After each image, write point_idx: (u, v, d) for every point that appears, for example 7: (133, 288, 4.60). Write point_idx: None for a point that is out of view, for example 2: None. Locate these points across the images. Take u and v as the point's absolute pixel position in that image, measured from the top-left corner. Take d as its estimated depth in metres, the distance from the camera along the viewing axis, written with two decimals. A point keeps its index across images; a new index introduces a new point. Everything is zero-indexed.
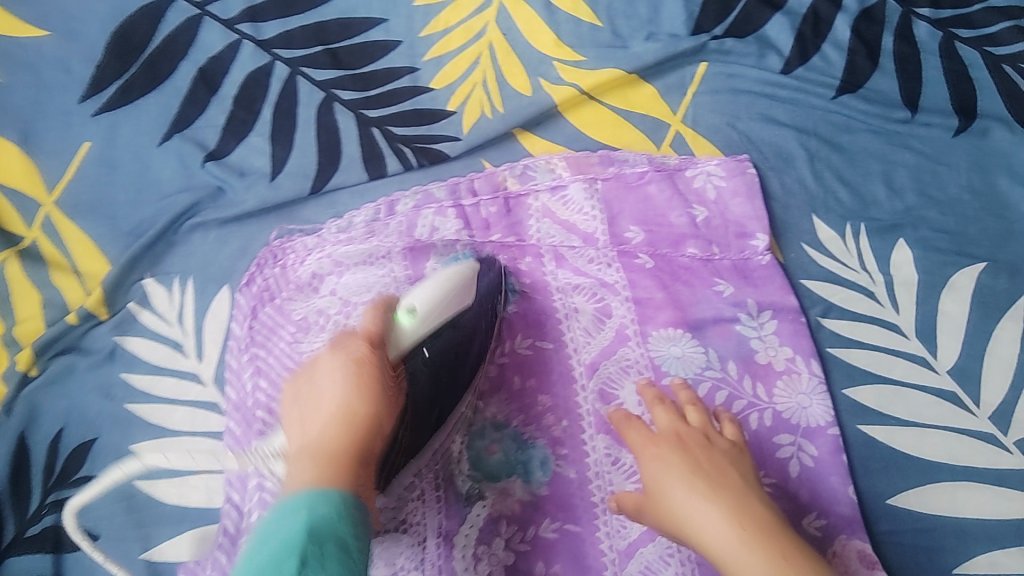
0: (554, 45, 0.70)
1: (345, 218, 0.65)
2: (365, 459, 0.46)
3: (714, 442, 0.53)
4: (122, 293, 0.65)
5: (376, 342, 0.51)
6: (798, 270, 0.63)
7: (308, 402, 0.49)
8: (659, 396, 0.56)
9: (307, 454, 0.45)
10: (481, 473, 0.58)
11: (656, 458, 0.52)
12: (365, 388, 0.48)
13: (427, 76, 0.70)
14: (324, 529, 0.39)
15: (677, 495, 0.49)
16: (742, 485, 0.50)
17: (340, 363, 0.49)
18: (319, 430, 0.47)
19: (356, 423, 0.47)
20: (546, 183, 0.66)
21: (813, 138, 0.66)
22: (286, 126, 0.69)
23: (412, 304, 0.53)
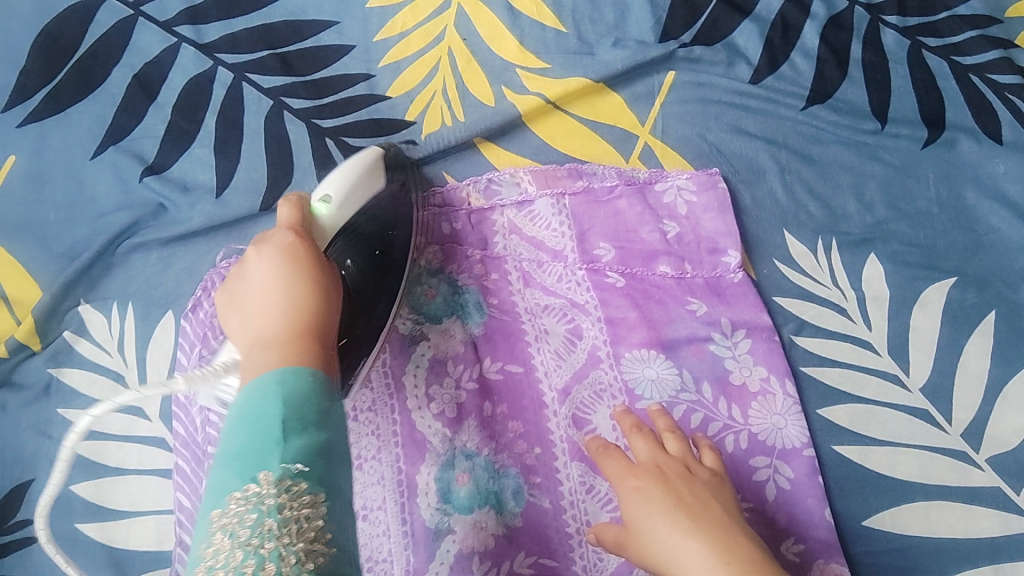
0: (518, 51, 0.67)
1: None
2: (318, 331, 0.47)
3: (695, 471, 0.51)
4: (56, 321, 0.60)
5: (302, 232, 0.52)
6: (771, 287, 0.62)
7: (247, 304, 0.49)
8: (636, 423, 0.54)
9: (262, 344, 0.46)
10: (452, 506, 0.55)
11: (636, 492, 0.50)
12: (299, 271, 0.49)
13: (384, 83, 0.66)
14: (295, 395, 0.42)
15: (659, 533, 0.47)
16: (726, 520, 0.48)
17: (270, 251, 0.50)
18: (263, 318, 0.47)
19: (303, 308, 0.48)
20: (512, 198, 0.63)
21: (783, 150, 0.64)
22: (231, 136, 0.64)
23: (326, 192, 0.54)
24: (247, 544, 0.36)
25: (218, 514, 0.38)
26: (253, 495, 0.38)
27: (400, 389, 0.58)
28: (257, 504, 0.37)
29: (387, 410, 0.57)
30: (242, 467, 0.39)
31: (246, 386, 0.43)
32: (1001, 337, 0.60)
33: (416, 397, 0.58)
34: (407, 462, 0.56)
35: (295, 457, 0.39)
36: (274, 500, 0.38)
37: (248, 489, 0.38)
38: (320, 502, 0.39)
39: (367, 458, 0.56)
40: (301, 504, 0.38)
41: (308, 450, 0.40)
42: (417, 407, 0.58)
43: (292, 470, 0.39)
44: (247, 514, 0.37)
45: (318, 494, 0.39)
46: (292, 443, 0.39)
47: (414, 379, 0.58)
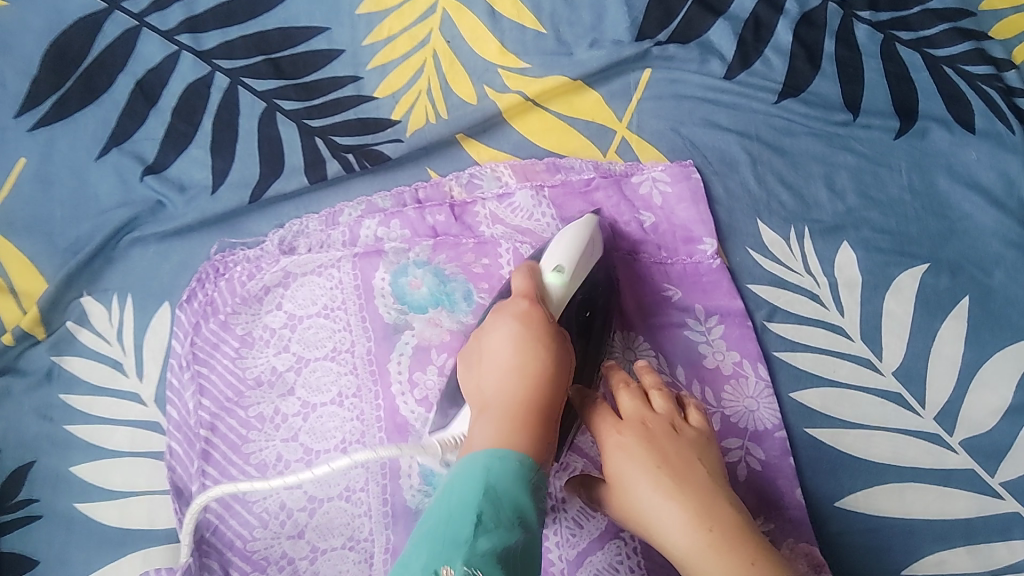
0: (499, 52, 0.70)
1: (288, 229, 0.64)
2: (542, 408, 0.49)
3: (681, 431, 0.52)
4: (59, 312, 0.64)
5: (538, 303, 0.53)
6: (743, 274, 0.63)
7: (484, 365, 0.52)
8: (624, 378, 0.55)
9: (495, 412, 0.49)
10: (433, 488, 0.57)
11: (621, 448, 0.50)
12: (539, 344, 0.51)
13: (371, 84, 0.69)
14: (501, 491, 0.43)
15: (640, 491, 0.49)
16: (709, 480, 0.49)
17: (512, 322, 0.52)
18: (501, 386, 0.50)
19: (531, 384, 0.50)
20: (493, 191, 0.65)
21: (756, 142, 0.66)
22: (226, 137, 0.67)
23: (559, 262, 0.55)
24: None
25: None
26: None
27: (384, 375, 0.60)
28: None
29: (371, 395, 0.60)
30: (431, 552, 0.40)
31: (462, 458, 0.47)
32: (974, 321, 0.61)
33: (400, 381, 0.60)
34: (390, 447, 0.58)
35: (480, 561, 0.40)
36: None
37: None
38: None
39: (352, 441, 0.59)
40: None
41: (493, 552, 0.40)
42: (400, 392, 0.60)
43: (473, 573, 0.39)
44: None
45: None
46: (483, 540, 0.41)
47: (398, 365, 0.60)
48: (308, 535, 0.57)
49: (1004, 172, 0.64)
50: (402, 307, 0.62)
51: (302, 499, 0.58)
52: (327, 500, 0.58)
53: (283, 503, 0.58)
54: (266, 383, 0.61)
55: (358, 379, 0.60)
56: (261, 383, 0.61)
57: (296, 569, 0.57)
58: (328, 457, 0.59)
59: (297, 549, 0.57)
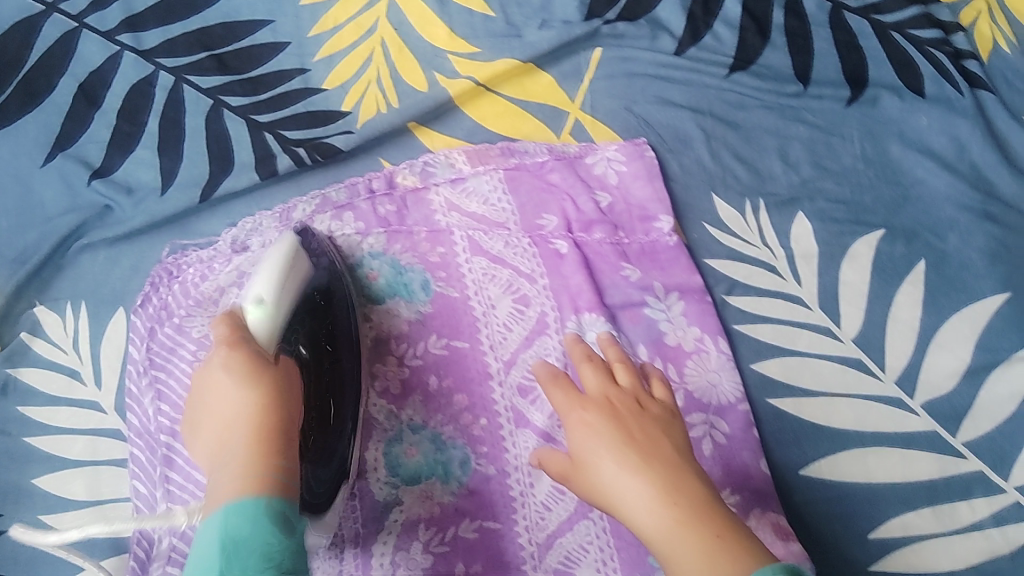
0: (448, 37, 0.69)
1: (241, 228, 0.64)
2: (277, 433, 0.49)
3: (645, 406, 0.51)
4: (10, 324, 0.62)
5: (237, 343, 0.53)
6: (702, 250, 0.63)
7: (211, 414, 0.51)
8: (587, 354, 0.54)
9: (222, 462, 0.47)
10: (399, 479, 0.57)
11: (585, 425, 0.49)
12: (236, 378, 0.51)
13: (319, 76, 0.68)
14: (235, 538, 0.44)
15: (604, 468, 0.47)
16: (676, 456, 0.48)
17: (215, 361, 0.52)
18: (222, 433, 0.49)
19: (247, 418, 0.49)
20: (446, 177, 0.65)
21: (708, 118, 0.66)
22: (172, 136, 0.66)
23: (258, 296, 0.55)
24: None
25: None
26: None
27: None
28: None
29: None
30: None
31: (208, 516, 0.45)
32: (931, 286, 0.62)
33: None
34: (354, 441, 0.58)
35: None
36: None
37: None
38: None
39: None
40: None
41: None
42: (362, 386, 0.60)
43: None
44: None
45: None
46: None
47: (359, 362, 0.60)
48: None
49: (955, 137, 0.65)
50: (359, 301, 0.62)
51: None
52: None
53: None
54: None
55: None
56: None
57: None
58: None
59: None
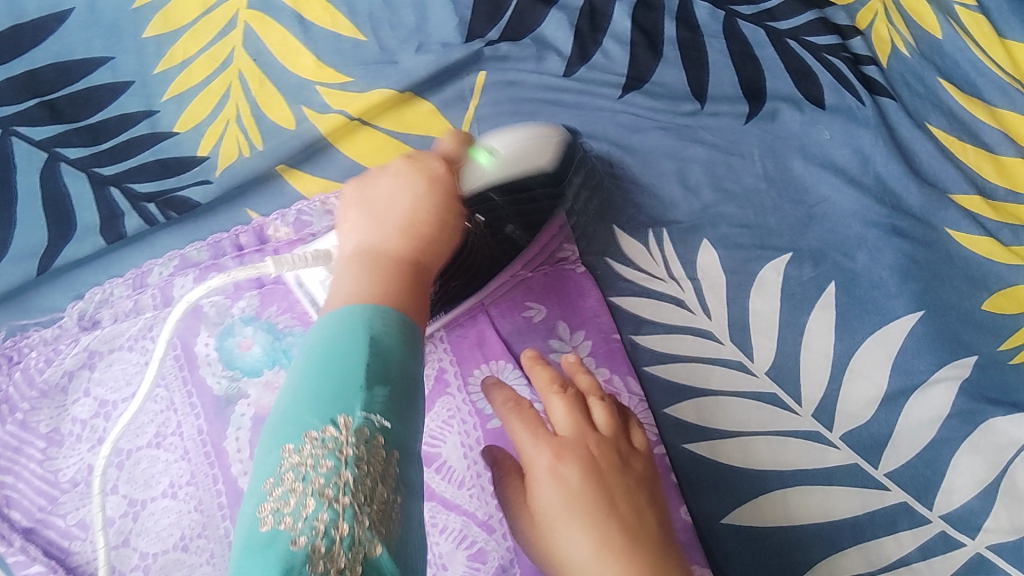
0: (314, 67, 0.62)
1: (88, 300, 0.56)
2: (421, 268, 0.46)
3: (627, 460, 0.45)
4: None
5: (437, 181, 0.50)
6: (607, 286, 0.59)
7: (379, 209, 0.48)
8: (557, 380, 0.47)
9: (368, 261, 0.45)
10: (238, 371, 0.56)
11: (556, 478, 0.43)
12: (433, 201, 0.49)
13: (169, 117, 0.60)
14: (377, 336, 0.40)
15: (575, 535, 0.41)
16: (659, 539, 0.42)
17: (412, 176, 0.50)
18: (380, 224, 0.47)
19: (398, 232, 0.47)
20: (323, 226, 0.59)
21: (603, 143, 0.61)
22: (1, 199, 0.57)
23: (492, 146, 0.54)
24: (322, 494, 0.35)
25: (290, 450, 0.37)
26: (331, 440, 0.37)
27: (221, 456, 0.54)
28: (336, 450, 0.36)
29: (209, 479, 0.54)
30: (318, 406, 0.37)
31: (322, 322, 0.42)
32: (842, 309, 0.59)
33: (241, 461, 0.54)
34: None
35: (370, 410, 0.38)
36: (338, 456, 0.36)
37: (325, 432, 0.37)
38: (392, 462, 0.37)
39: (193, 536, 0.52)
40: (374, 460, 0.37)
41: (385, 403, 0.38)
42: (242, 472, 0.54)
43: (371, 422, 0.37)
44: (322, 459, 0.36)
45: (392, 453, 0.38)
46: (375, 392, 0.38)
47: (237, 441, 0.54)
48: None
49: (858, 149, 0.62)
50: (232, 372, 0.56)
51: None
52: None
53: None
54: (83, 484, 0.53)
55: (191, 465, 0.54)
56: (78, 485, 0.53)
57: None
58: (167, 558, 0.52)
59: None
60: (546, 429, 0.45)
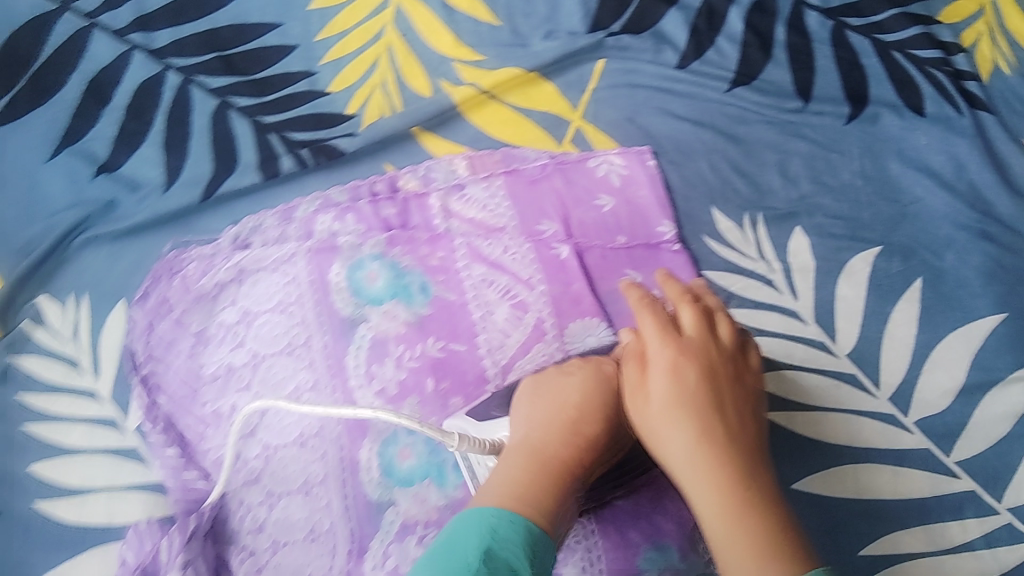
0: (453, 45, 0.70)
1: (243, 225, 0.64)
2: (572, 472, 0.50)
3: (740, 374, 0.52)
4: (12, 313, 0.63)
5: (603, 378, 0.54)
6: (700, 262, 0.63)
7: (545, 397, 0.53)
8: (686, 294, 0.55)
9: (529, 459, 0.49)
10: (363, 299, 0.62)
11: (675, 375, 0.50)
12: (603, 401, 0.53)
13: (325, 79, 0.69)
14: (500, 555, 0.43)
15: (678, 426, 0.48)
16: (750, 446, 0.49)
17: (585, 380, 0.53)
18: (548, 420, 0.52)
19: (551, 461, 0.49)
20: (447, 183, 0.66)
21: (710, 130, 0.66)
22: (178, 135, 0.67)
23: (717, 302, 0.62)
24: None
25: None
26: None
27: (341, 370, 0.60)
28: None
29: (329, 388, 0.59)
30: None
31: (467, 513, 0.45)
32: (926, 303, 0.62)
33: (358, 376, 0.59)
34: (349, 441, 0.60)
35: None
36: None
37: None
38: None
39: (311, 435, 0.60)
40: None
41: None
42: (358, 386, 0.59)
43: None
44: None
45: None
46: None
47: (355, 359, 0.60)
48: (269, 530, 0.59)
49: (953, 156, 0.65)
50: (357, 300, 0.62)
51: (261, 493, 0.60)
52: (286, 495, 0.59)
53: (243, 499, 0.60)
54: (222, 378, 0.61)
55: (315, 374, 0.60)
56: (218, 379, 0.61)
57: (257, 561, 0.58)
58: (287, 452, 0.60)
59: (258, 543, 0.59)
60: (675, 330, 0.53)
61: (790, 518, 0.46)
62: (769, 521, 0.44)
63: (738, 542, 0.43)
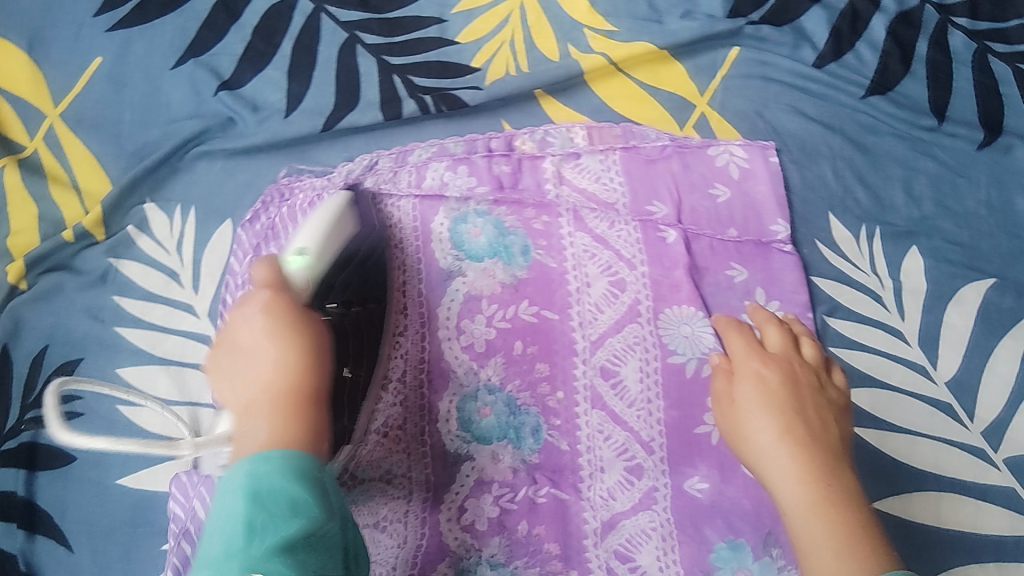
0: (588, 12, 0.68)
1: (358, 163, 0.64)
2: (309, 397, 0.46)
3: (825, 386, 0.54)
4: (120, 215, 0.63)
5: (280, 293, 0.50)
6: (810, 267, 0.62)
7: (228, 361, 0.49)
8: (771, 316, 0.58)
9: (256, 408, 0.45)
10: (465, 254, 0.62)
11: (760, 377, 0.53)
12: (287, 343, 0.47)
13: (456, 27, 0.68)
14: (266, 488, 0.40)
15: (764, 423, 0.51)
16: (837, 446, 0.51)
17: (271, 329, 0.48)
18: (260, 377, 0.47)
19: (306, 393, 0.47)
20: (563, 150, 0.65)
21: (838, 136, 0.65)
22: (305, 62, 0.67)
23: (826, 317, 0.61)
24: None
25: None
26: None
27: (433, 320, 0.61)
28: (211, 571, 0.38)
29: (417, 334, 0.61)
30: None
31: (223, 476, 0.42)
32: None
33: (448, 328, 0.61)
34: (430, 389, 0.60)
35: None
36: None
37: None
38: None
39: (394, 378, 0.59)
40: None
41: (274, 550, 0.38)
42: (447, 338, 0.61)
43: None
44: None
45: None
46: (255, 547, 0.38)
47: (448, 312, 0.61)
48: None
49: None
50: (458, 253, 0.62)
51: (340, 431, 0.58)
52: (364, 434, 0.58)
53: None
54: None
55: (407, 319, 0.61)
56: None
57: None
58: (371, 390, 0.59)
59: None
60: (761, 346, 0.56)
61: (872, 516, 0.47)
62: (844, 511, 0.46)
63: (815, 524, 0.46)
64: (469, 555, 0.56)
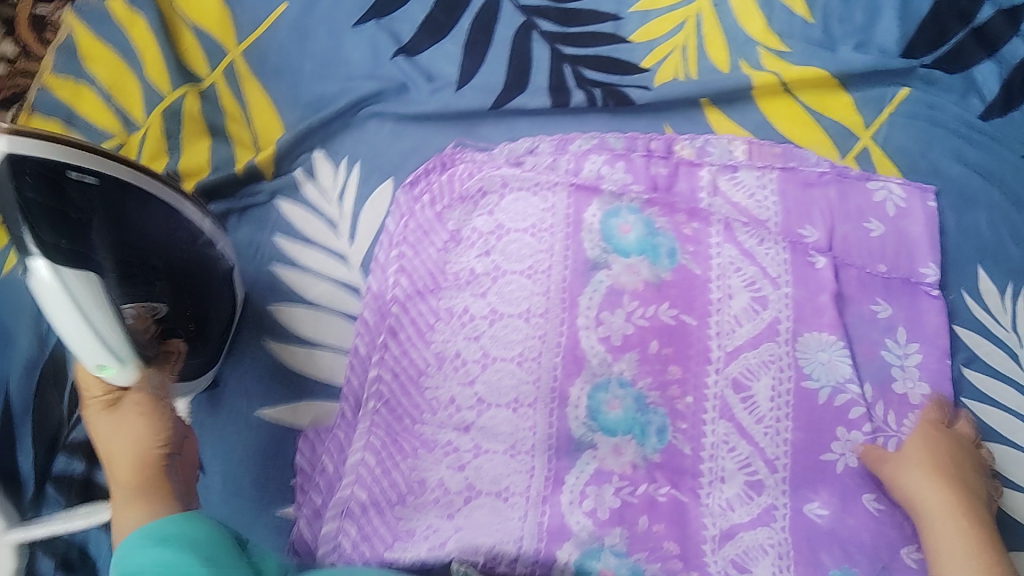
0: (763, 31, 0.69)
1: (520, 144, 0.66)
2: (153, 460, 0.50)
3: (985, 472, 0.57)
4: (290, 160, 0.66)
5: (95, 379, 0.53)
6: (952, 314, 0.63)
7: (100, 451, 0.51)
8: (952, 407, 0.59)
9: (122, 492, 0.48)
10: (612, 247, 0.63)
11: (934, 444, 0.56)
12: (119, 424, 0.51)
13: (630, 26, 0.70)
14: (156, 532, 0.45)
15: (931, 479, 0.54)
16: (992, 523, 0.54)
17: (123, 411, 0.52)
18: (115, 462, 0.50)
19: (147, 465, 0.49)
20: (721, 160, 0.66)
21: (998, 189, 0.65)
22: (481, 40, 0.69)
23: (964, 367, 0.61)
24: None
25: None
26: None
27: (574, 306, 0.62)
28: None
29: (557, 319, 0.62)
30: None
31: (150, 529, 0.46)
32: None
33: (587, 317, 0.62)
34: (563, 374, 0.61)
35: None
36: None
37: None
38: None
39: (529, 357, 0.61)
40: None
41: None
42: (585, 326, 0.61)
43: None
44: None
45: None
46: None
47: (589, 301, 0.62)
48: (474, 432, 0.60)
49: None
50: (605, 246, 0.63)
51: (472, 397, 0.61)
52: (494, 406, 0.60)
53: (453, 397, 0.61)
54: (465, 282, 0.64)
55: (548, 302, 0.62)
56: (458, 279, 0.64)
57: (460, 458, 0.59)
58: (504, 365, 0.61)
59: (462, 441, 0.60)
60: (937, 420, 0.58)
61: None
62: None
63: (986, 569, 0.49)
64: (592, 539, 0.56)
